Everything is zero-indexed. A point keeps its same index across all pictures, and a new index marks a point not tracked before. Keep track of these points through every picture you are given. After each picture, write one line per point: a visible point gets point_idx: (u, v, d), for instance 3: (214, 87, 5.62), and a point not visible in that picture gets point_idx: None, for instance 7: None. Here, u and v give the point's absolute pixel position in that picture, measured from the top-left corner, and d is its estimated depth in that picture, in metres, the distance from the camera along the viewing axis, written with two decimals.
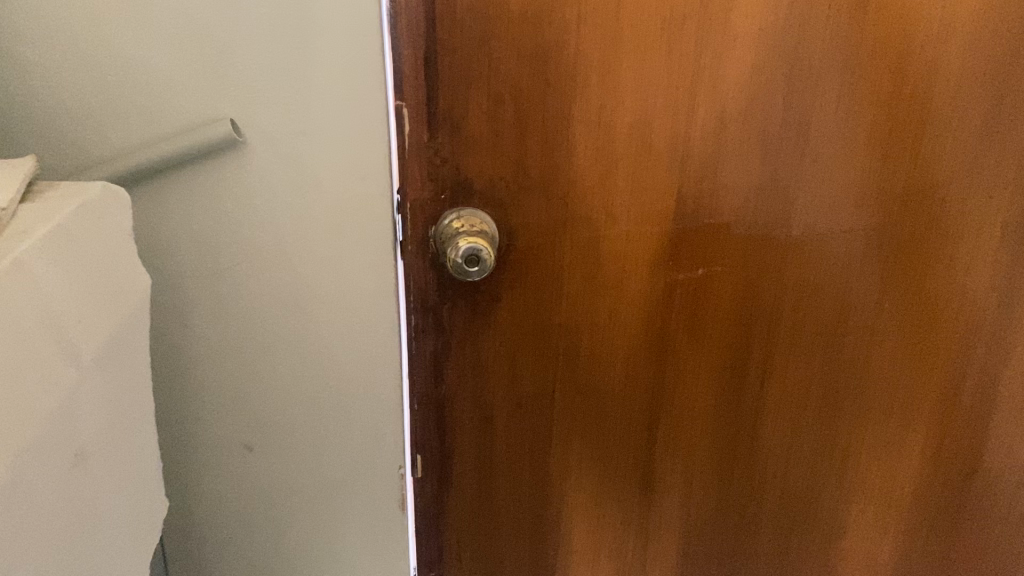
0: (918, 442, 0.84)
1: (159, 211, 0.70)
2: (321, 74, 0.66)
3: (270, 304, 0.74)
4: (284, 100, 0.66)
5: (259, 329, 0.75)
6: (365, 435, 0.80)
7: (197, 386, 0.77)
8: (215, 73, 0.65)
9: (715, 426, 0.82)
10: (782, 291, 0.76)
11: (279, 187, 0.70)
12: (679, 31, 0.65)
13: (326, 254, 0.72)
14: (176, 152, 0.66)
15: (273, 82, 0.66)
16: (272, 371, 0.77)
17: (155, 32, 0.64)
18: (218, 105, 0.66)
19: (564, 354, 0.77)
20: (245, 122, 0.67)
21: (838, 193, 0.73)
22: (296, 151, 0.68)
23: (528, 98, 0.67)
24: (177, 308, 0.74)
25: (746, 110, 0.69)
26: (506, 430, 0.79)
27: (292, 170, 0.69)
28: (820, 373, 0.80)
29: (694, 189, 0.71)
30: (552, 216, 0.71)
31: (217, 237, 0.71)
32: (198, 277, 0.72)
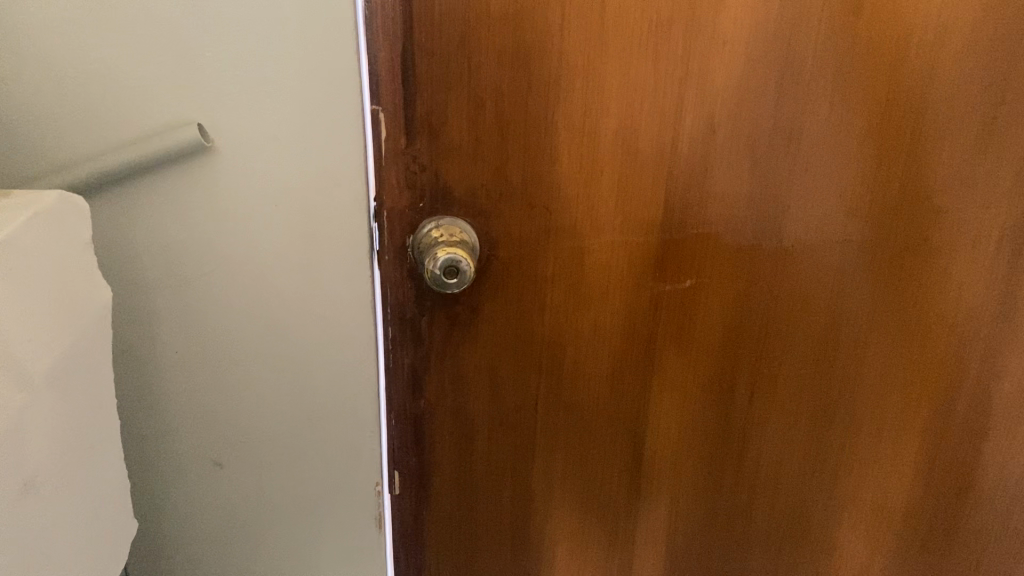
0: (913, 457, 0.82)
1: (123, 220, 0.67)
2: (292, 77, 0.64)
3: (241, 313, 0.72)
4: (256, 106, 0.64)
5: (230, 343, 0.73)
6: (341, 445, 0.79)
7: (164, 402, 0.74)
8: (182, 76, 0.63)
9: (703, 441, 0.79)
10: (771, 303, 0.74)
11: (250, 194, 0.67)
12: (667, 34, 0.63)
13: (298, 265, 0.71)
14: (140, 158, 0.63)
15: (243, 85, 0.63)
16: (243, 387, 0.75)
17: (118, 33, 0.61)
18: (186, 109, 0.64)
19: (547, 368, 0.74)
20: (213, 126, 0.65)
21: (831, 202, 0.70)
22: (267, 156, 0.66)
23: (509, 104, 0.64)
24: (143, 321, 0.71)
25: (734, 116, 0.66)
26: (487, 447, 0.77)
27: (263, 176, 0.67)
28: (811, 387, 0.78)
29: (681, 198, 0.69)
30: (534, 226, 0.69)
31: (185, 245, 0.68)
32: (164, 289, 0.70)
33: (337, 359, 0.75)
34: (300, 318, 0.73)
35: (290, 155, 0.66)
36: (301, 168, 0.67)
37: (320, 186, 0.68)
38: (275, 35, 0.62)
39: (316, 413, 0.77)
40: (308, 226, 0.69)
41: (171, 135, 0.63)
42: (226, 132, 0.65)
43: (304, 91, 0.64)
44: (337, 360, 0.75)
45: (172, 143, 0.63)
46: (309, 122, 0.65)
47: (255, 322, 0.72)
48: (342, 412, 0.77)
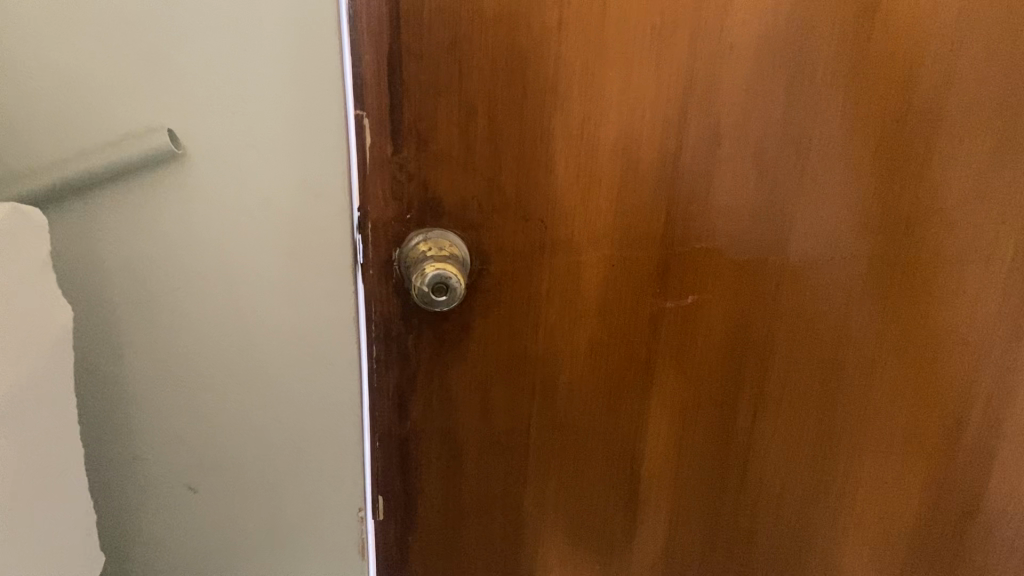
0: (919, 481, 0.78)
1: (88, 232, 0.63)
2: (270, 80, 0.59)
3: (216, 331, 0.68)
4: (231, 111, 0.60)
5: (204, 362, 0.69)
6: (322, 471, 0.74)
7: (133, 425, 0.70)
8: (151, 79, 0.58)
9: (703, 464, 0.76)
10: (777, 321, 0.70)
11: (225, 205, 0.63)
12: (671, 37, 0.60)
13: (278, 280, 0.66)
14: (105, 167, 0.59)
15: (218, 88, 0.59)
16: (219, 409, 0.71)
17: (81, 32, 0.56)
18: (156, 113, 0.59)
19: (541, 388, 0.70)
20: (185, 132, 0.60)
21: (840, 217, 0.67)
22: (243, 165, 0.62)
23: (503, 110, 0.60)
24: (111, 339, 0.67)
25: (740, 125, 0.63)
26: (476, 470, 0.73)
27: (239, 185, 0.62)
28: (815, 409, 0.74)
29: (684, 211, 0.65)
30: (528, 239, 0.65)
31: (154, 260, 0.64)
32: (133, 306, 0.66)
33: (319, 379, 0.71)
34: (279, 335, 0.68)
35: (269, 163, 0.62)
36: (281, 177, 0.63)
37: (301, 197, 0.64)
38: (254, 36, 0.58)
39: (295, 435, 0.73)
40: (289, 238, 0.65)
41: (141, 142, 0.59)
42: (201, 138, 0.61)
43: (284, 95, 0.60)
44: (319, 380, 0.71)
45: (142, 151, 0.59)
46: (288, 127, 0.61)
47: (231, 340, 0.68)
48: (323, 435, 0.73)
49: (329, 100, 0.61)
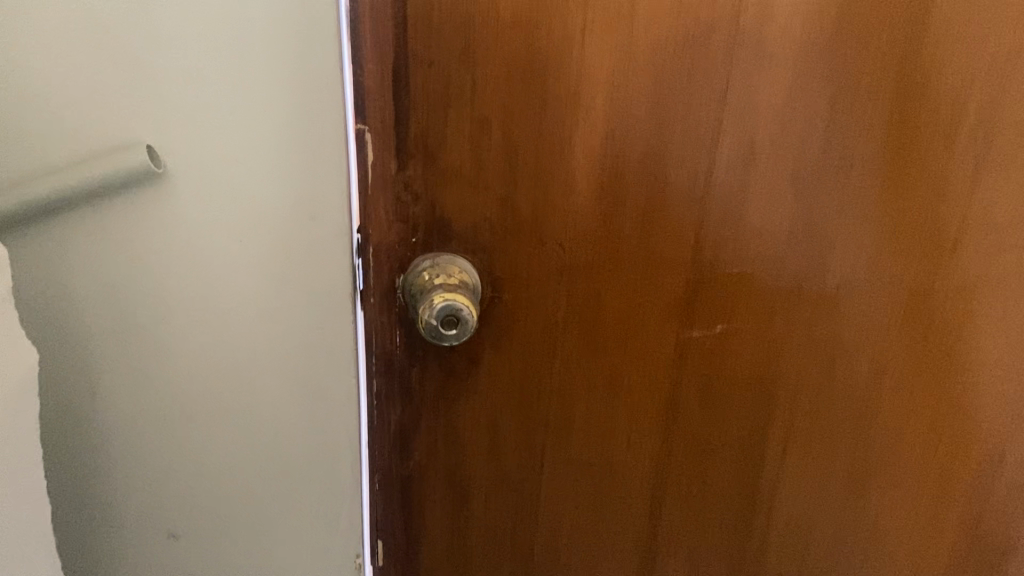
0: (952, 520, 0.73)
1: (55, 261, 0.56)
2: (260, 91, 0.54)
3: (200, 362, 0.62)
4: (218, 124, 0.54)
5: (187, 398, 0.63)
6: (317, 510, 0.69)
7: (108, 468, 0.64)
8: (129, 88, 0.53)
9: (725, 506, 0.70)
10: (809, 353, 0.65)
11: (210, 227, 0.57)
12: (705, 45, 0.54)
13: (269, 308, 0.61)
14: (75, 188, 0.53)
15: (204, 99, 0.54)
16: (203, 447, 0.65)
17: (48, 37, 0.51)
18: (134, 127, 0.54)
19: (555, 425, 0.65)
20: (166, 148, 0.55)
21: (883, 241, 0.61)
22: (230, 185, 0.56)
23: (520, 123, 0.55)
24: (82, 377, 0.60)
25: (777, 142, 0.58)
26: (484, 512, 0.67)
27: (226, 206, 0.57)
28: (847, 447, 0.69)
29: (714, 234, 0.60)
30: (544, 264, 0.59)
31: (132, 287, 0.58)
32: (108, 340, 0.60)
33: (314, 411, 0.65)
34: (270, 366, 0.63)
35: (260, 181, 0.56)
36: (273, 196, 0.57)
37: (294, 220, 0.58)
38: (243, 40, 0.52)
39: (286, 474, 0.67)
40: (281, 262, 0.59)
41: (117, 158, 0.53)
42: (184, 154, 0.55)
43: (278, 106, 0.55)
44: (313, 414, 0.65)
45: (116, 168, 0.53)
46: (282, 141, 0.56)
47: (217, 373, 0.62)
48: (318, 474, 0.67)
49: (327, 113, 0.55)
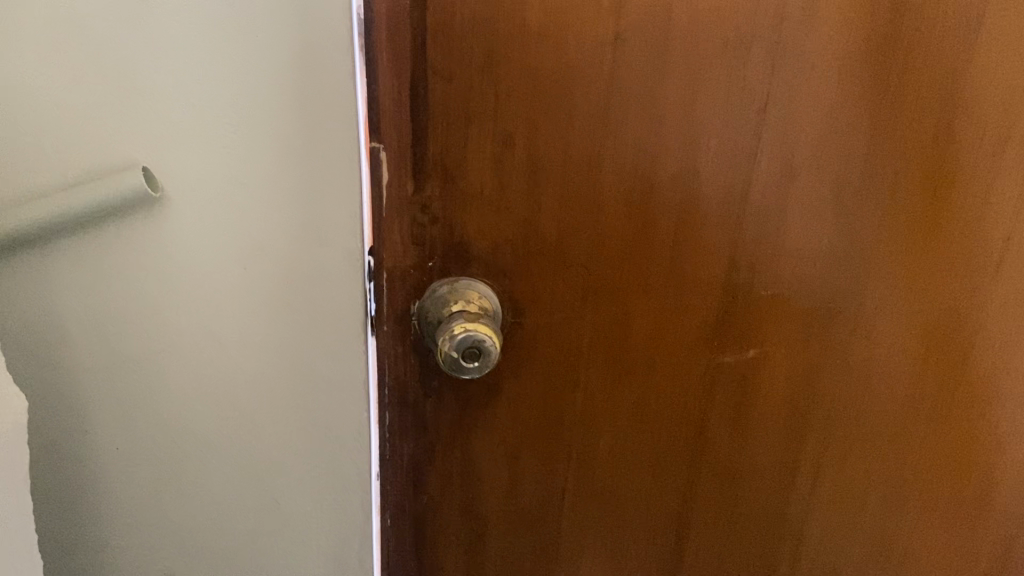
0: (990, 551, 0.69)
1: (51, 281, 0.56)
2: (268, 103, 0.52)
3: (198, 370, 0.61)
4: (222, 135, 0.53)
5: (187, 412, 0.63)
6: (317, 514, 0.68)
7: (106, 484, 0.64)
8: (124, 103, 0.52)
9: (753, 535, 0.67)
10: (846, 379, 0.61)
11: (211, 238, 0.56)
12: (744, 53, 0.50)
13: (272, 325, 0.60)
14: (76, 209, 0.52)
15: (210, 110, 0.52)
16: (204, 462, 0.65)
17: (44, 51, 0.50)
18: (140, 140, 0.53)
19: (578, 457, 0.61)
20: (169, 158, 0.54)
21: (924, 262, 0.57)
22: (233, 197, 0.55)
23: (546, 140, 0.51)
24: (81, 393, 0.60)
25: (818, 158, 0.54)
26: (502, 547, 0.64)
27: (227, 218, 0.56)
28: (881, 477, 0.65)
29: (749, 254, 0.56)
30: (569, 287, 0.56)
31: (129, 296, 0.57)
32: (105, 357, 0.59)
33: (317, 420, 0.64)
34: (272, 381, 0.62)
35: (263, 195, 0.55)
36: (277, 213, 0.56)
37: (300, 231, 0.57)
38: (245, 56, 0.51)
39: (290, 484, 0.67)
40: (284, 275, 0.58)
41: (108, 184, 0.51)
42: (183, 172, 0.54)
43: (282, 121, 0.53)
44: (316, 429, 0.64)
45: (110, 194, 0.52)
46: (286, 158, 0.54)
47: (219, 389, 0.62)
48: (324, 484, 0.67)
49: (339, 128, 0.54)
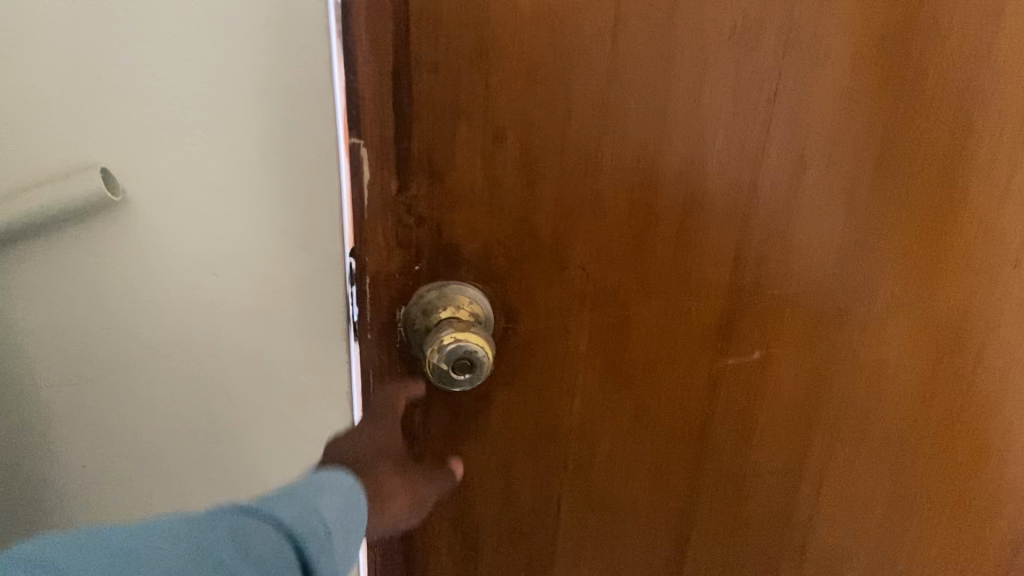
0: (996, 556, 0.67)
1: (20, 289, 0.55)
2: (258, 83, 0.49)
3: (189, 330, 0.58)
4: (204, 117, 0.50)
5: (175, 402, 0.61)
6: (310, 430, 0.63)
7: (93, 492, 0.64)
8: (94, 90, 0.48)
9: (755, 540, 0.64)
10: (856, 380, 0.58)
11: (192, 201, 0.52)
12: (755, 40, 0.46)
13: (270, 290, 0.56)
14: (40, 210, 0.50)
15: (192, 101, 0.49)
16: (188, 434, 0.63)
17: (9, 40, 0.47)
18: (116, 122, 0.49)
19: (574, 466, 0.59)
20: (143, 137, 0.50)
21: (937, 263, 0.54)
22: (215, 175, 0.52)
23: (541, 135, 0.47)
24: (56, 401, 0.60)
25: (832, 151, 0.50)
26: (494, 556, 0.63)
27: (212, 185, 0.52)
28: (888, 480, 0.62)
29: (756, 253, 0.53)
30: (564, 290, 0.53)
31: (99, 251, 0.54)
32: (77, 363, 0.58)
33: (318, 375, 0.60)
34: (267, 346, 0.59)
35: (254, 170, 0.52)
36: (272, 191, 0.52)
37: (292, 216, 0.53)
38: (219, 48, 0.48)
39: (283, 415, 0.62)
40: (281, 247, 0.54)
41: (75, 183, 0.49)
42: (144, 170, 0.51)
43: (255, 123, 0.50)
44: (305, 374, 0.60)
45: (68, 196, 0.50)
46: (267, 165, 0.51)
47: (199, 399, 0.61)
48: (299, 428, 0.63)
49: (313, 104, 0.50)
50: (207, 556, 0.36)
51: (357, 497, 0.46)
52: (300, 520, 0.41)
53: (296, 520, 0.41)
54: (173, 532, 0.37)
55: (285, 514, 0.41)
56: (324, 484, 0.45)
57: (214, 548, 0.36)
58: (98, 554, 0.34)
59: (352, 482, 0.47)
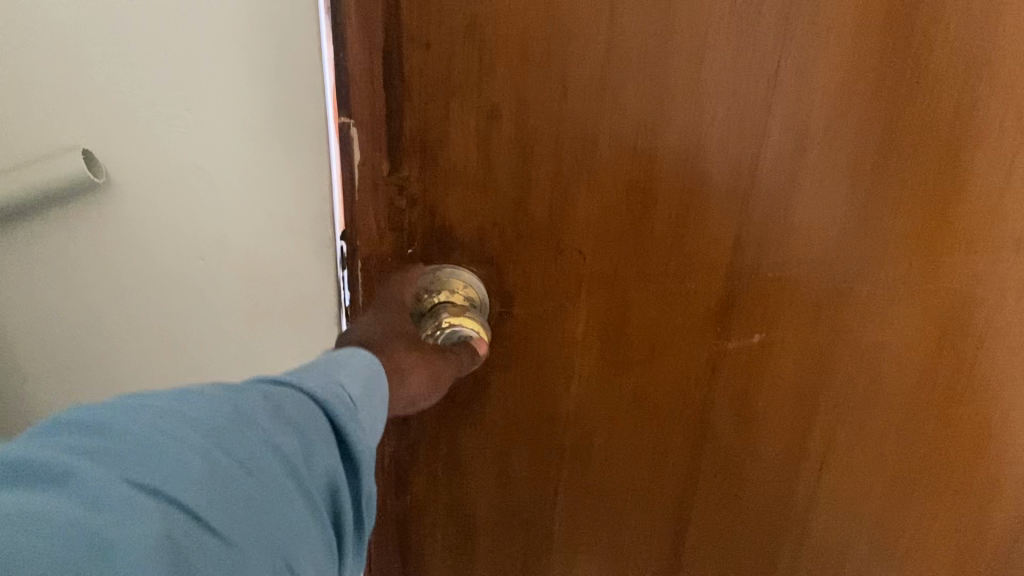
0: (997, 542, 0.66)
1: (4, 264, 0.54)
2: (233, 64, 0.47)
3: (164, 250, 0.54)
4: (181, 93, 0.48)
5: (155, 309, 0.56)
6: (304, 317, 0.57)
7: None
8: (66, 74, 0.47)
9: (755, 523, 0.63)
10: (858, 362, 0.57)
11: (161, 140, 0.49)
12: (754, 15, 0.45)
13: (246, 210, 0.52)
14: (16, 194, 0.49)
15: (169, 82, 0.47)
16: (172, 331, 0.58)
17: None
18: (93, 104, 0.48)
19: (571, 453, 0.59)
20: (123, 123, 0.49)
21: (940, 246, 0.53)
22: (193, 140, 0.49)
23: (534, 114, 0.46)
24: (49, 380, 0.60)
25: (835, 131, 0.49)
26: (493, 542, 0.63)
27: (186, 141, 0.49)
28: (888, 466, 0.62)
29: (756, 234, 0.52)
30: (560, 273, 0.52)
31: (75, 219, 0.52)
32: (67, 345, 0.58)
33: (302, 271, 0.55)
34: (248, 271, 0.55)
35: (233, 132, 0.49)
36: (252, 161, 0.50)
37: (272, 191, 0.51)
38: (187, 15, 0.45)
39: (274, 310, 0.57)
40: (261, 202, 0.52)
41: (50, 166, 0.48)
42: (129, 154, 0.50)
43: (237, 103, 0.48)
44: (289, 269, 0.55)
45: (47, 178, 0.48)
46: (252, 147, 0.50)
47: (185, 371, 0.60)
48: (293, 323, 0.57)
49: (303, 90, 0.48)
50: (242, 423, 0.28)
51: (376, 370, 0.38)
52: (327, 388, 0.33)
53: (320, 388, 0.33)
54: (195, 395, 0.29)
55: (306, 383, 0.33)
56: (340, 360, 0.37)
57: (250, 415, 0.29)
58: (130, 410, 0.27)
59: (372, 362, 0.39)
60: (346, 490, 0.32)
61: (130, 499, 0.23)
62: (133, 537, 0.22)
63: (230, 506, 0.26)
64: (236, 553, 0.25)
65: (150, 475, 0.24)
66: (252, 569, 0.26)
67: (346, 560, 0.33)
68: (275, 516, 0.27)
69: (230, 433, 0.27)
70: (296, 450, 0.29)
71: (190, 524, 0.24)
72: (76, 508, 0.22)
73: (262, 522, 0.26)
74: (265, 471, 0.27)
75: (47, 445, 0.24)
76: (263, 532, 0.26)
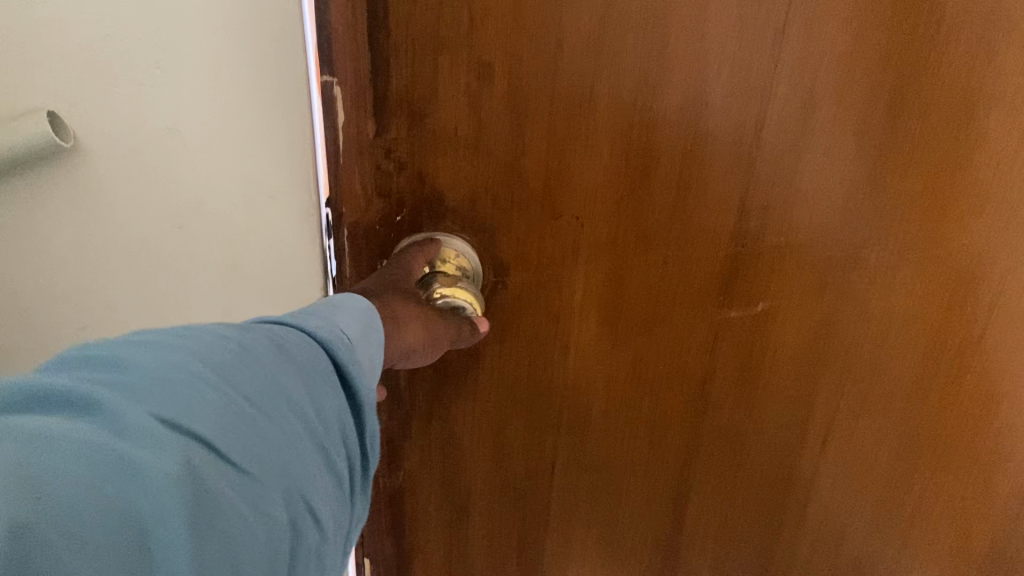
0: (998, 525, 0.64)
1: None
2: (209, 20, 0.43)
3: (140, 212, 0.49)
4: (153, 48, 0.43)
5: (131, 275, 0.52)
6: (285, 282, 0.53)
7: None
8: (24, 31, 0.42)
9: (756, 496, 0.62)
10: (862, 331, 0.55)
11: (134, 97, 0.45)
12: None
13: (224, 168, 0.48)
14: None
15: (140, 38, 0.43)
16: (148, 297, 0.53)
17: None
18: (56, 65, 0.43)
19: (568, 426, 0.57)
20: (91, 87, 0.44)
21: (949, 218, 0.51)
22: (166, 95, 0.45)
23: (528, 69, 0.45)
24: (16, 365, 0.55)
25: (843, 91, 0.46)
26: (487, 519, 0.61)
27: (160, 96, 0.45)
28: (891, 441, 0.60)
29: (761, 200, 0.49)
30: (556, 240, 0.50)
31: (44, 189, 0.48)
32: (33, 332, 0.54)
33: (284, 232, 0.51)
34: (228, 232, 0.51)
35: (209, 87, 0.45)
36: (232, 123, 0.46)
37: (253, 152, 0.47)
38: None
39: (254, 274, 0.52)
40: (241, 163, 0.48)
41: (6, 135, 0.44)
42: (99, 125, 0.46)
43: (214, 60, 0.44)
44: (270, 231, 0.50)
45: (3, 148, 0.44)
46: (230, 113, 0.46)
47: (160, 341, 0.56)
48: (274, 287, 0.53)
49: (284, 49, 0.44)
50: (252, 354, 0.26)
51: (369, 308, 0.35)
52: (325, 327, 0.31)
53: (317, 326, 0.30)
54: (198, 330, 0.26)
55: (307, 324, 0.30)
56: (333, 301, 0.34)
57: (255, 350, 0.26)
58: (133, 344, 0.24)
59: (368, 305, 0.35)
60: (352, 432, 0.30)
61: (142, 430, 0.21)
62: (158, 470, 0.21)
63: (246, 440, 0.24)
64: (254, 485, 0.23)
65: (165, 408, 0.22)
66: (274, 501, 0.24)
67: (356, 507, 0.30)
68: (289, 454, 0.25)
69: (242, 368, 0.25)
70: (304, 389, 0.27)
71: (207, 456, 0.22)
72: (92, 435, 0.21)
73: (276, 458, 0.25)
74: (273, 405, 0.25)
75: (53, 375, 0.22)
76: (278, 466, 0.25)
